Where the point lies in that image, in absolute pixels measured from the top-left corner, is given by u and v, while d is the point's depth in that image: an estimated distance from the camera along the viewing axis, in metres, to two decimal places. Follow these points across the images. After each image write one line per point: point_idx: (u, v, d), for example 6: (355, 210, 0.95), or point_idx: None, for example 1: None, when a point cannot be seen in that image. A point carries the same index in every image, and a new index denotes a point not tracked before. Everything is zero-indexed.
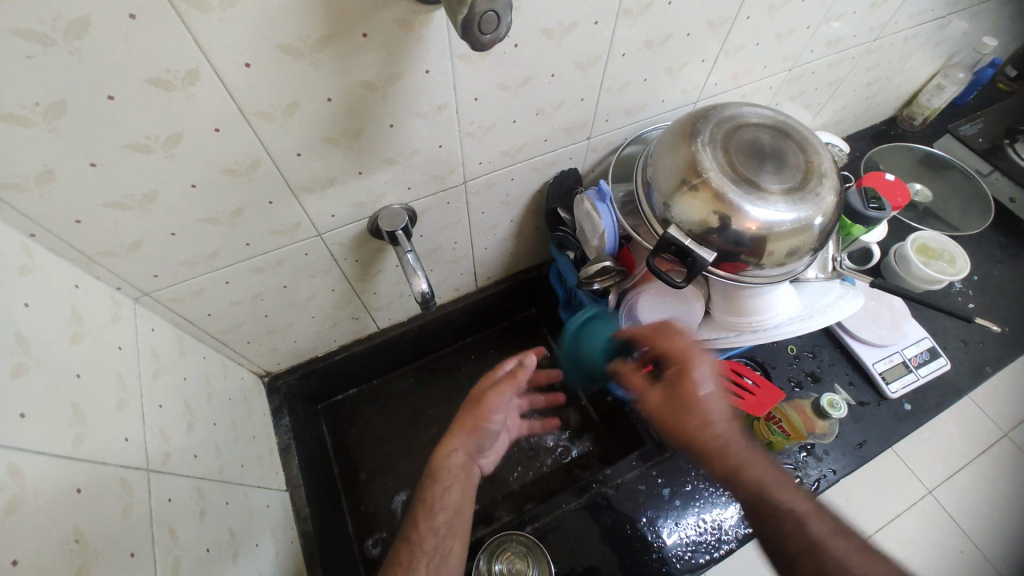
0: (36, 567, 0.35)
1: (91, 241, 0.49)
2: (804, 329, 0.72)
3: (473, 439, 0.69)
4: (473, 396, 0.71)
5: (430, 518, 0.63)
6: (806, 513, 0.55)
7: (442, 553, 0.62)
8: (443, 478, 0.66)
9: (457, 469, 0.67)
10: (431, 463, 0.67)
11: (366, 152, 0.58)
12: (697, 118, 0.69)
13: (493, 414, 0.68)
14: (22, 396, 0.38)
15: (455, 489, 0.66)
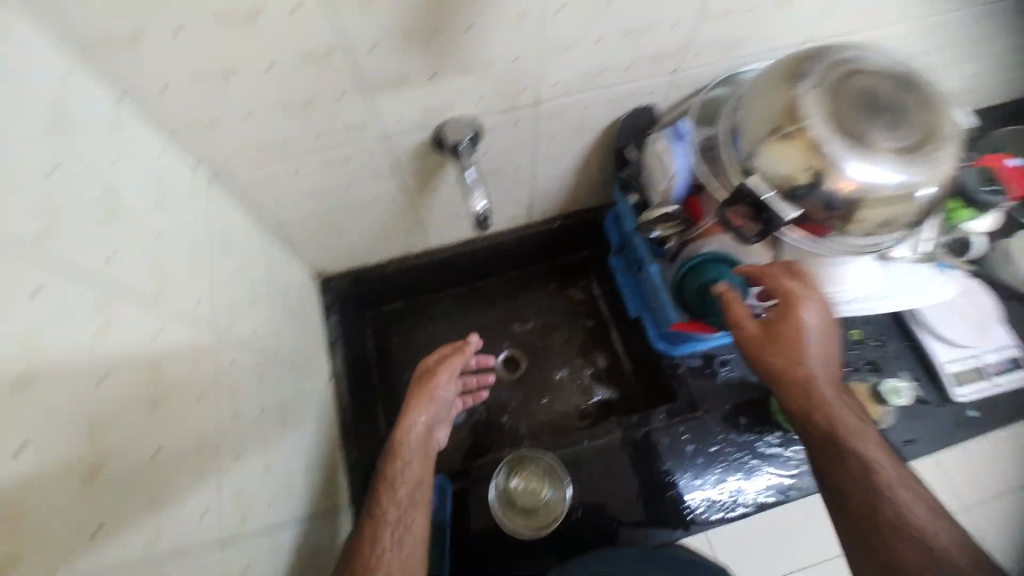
0: (120, 389, 0.39)
1: (176, 112, 0.52)
2: (873, 311, 0.70)
3: (432, 411, 0.72)
4: (422, 372, 0.75)
5: (393, 492, 0.65)
6: (884, 466, 0.52)
7: (404, 523, 0.64)
8: (403, 455, 0.68)
9: (411, 447, 0.69)
10: (391, 439, 0.70)
11: (440, 53, 0.55)
12: (807, 57, 0.60)
13: (445, 385, 0.74)
14: (112, 244, 0.42)
15: (413, 466, 0.68)
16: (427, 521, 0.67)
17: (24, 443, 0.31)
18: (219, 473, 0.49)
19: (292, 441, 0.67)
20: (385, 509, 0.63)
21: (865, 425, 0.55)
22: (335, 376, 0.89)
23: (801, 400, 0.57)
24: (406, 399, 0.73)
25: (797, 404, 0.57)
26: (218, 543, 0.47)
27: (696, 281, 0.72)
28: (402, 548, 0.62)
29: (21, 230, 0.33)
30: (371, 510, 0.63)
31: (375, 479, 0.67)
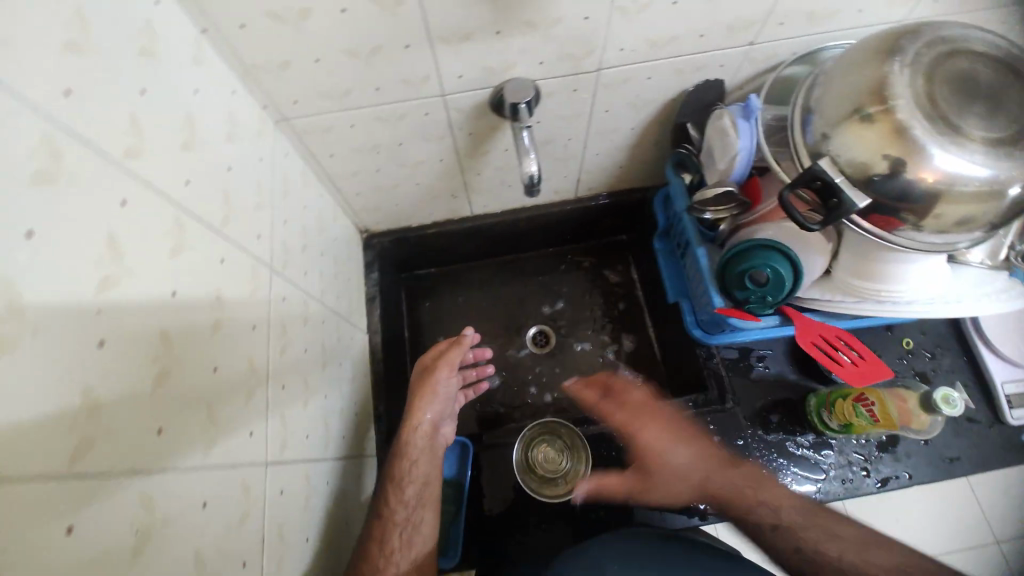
0: (188, 305, 0.40)
1: (250, 50, 0.53)
2: (937, 316, 0.65)
3: (435, 407, 0.73)
4: (421, 370, 0.75)
5: (401, 497, 0.66)
6: (779, 510, 0.57)
7: (412, 521, 0.66)
8: (409, 456, 0.69)
9: (416, 447, 0.70)
10: (399, 437, 0.70)
11: (509, 7, 0.54)
12: (904, 32, 0.56)
13: (445, 380, 0.74)
14: (188, 169, 0.43)
15: (419, 469, 0.69)
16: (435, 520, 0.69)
17: (104, 339, 0.32)
18: (269, 401, 0.51)
19: (331, 382, 0.69)
20: (392, 513, 0.64)
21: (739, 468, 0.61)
22: (371, 330, 0.91)
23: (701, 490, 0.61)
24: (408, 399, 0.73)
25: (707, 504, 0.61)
26: (263, 467, 0.48)
27: (737, 266, 0.67)
28: (411, 547, 0.64)
29: (112, 143, 0.35)
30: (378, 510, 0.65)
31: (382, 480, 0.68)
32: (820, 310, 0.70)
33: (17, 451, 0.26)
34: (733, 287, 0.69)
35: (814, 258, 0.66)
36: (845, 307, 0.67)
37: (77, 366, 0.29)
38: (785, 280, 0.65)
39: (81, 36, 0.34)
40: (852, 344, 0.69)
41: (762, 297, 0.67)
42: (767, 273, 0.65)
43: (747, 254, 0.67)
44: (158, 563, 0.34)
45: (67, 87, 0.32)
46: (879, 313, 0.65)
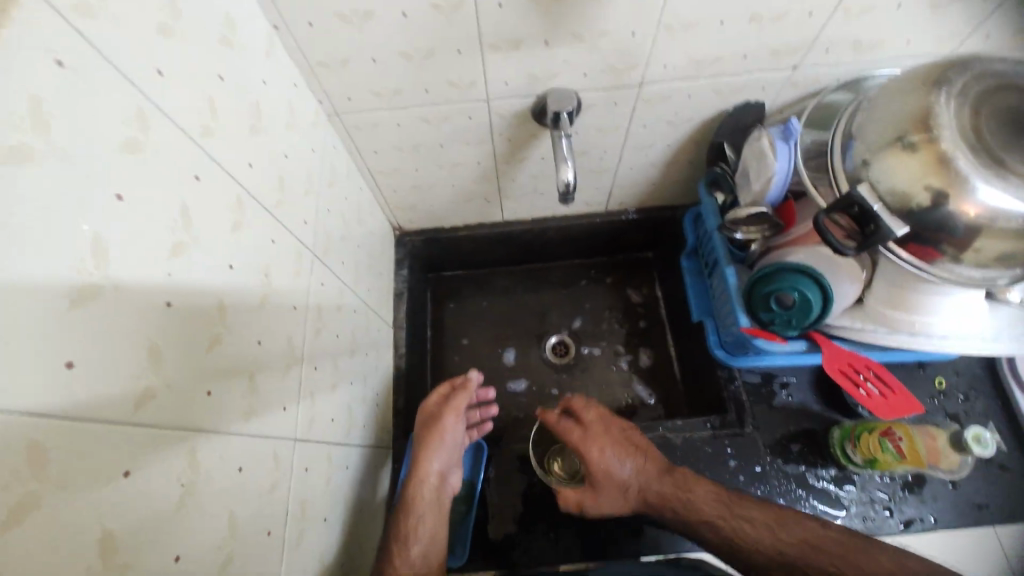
0: (243, 278, 0.43)
1: (314, 47, 0.56)
2: (971, 353, 0.64)
3: (443, 456, 0.74)
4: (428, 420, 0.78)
5: (409, 555, 0.65)
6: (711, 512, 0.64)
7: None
8: (417, 510, 0.69)
9: (423, 500, 0.70)
10: (409, 488, 0.71)
11: (560, 19, 0.56)
12: (953, 63, 0.55)
13: (452, 429, 0.77)
14: (251, 152, 0.46)
15: (426, 524, 0.69)
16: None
17: (170, 299, 0.34)
18: (301, 381, 0.53)
19: (357, 370, 0.71)
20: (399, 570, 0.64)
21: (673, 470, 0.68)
22: (396, 325, 0.93)
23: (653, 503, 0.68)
24: (415, 450, 0.75)
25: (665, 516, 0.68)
26: (292, 442, 0.49)
27: (763, 288, 0.68)
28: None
29: (191, 122, 0.38)
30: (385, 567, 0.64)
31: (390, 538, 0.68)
32: (850, 338, 0.69)
33: (93, 393, 0.28)
34: (760, 309, 0.69)
35: (846, 285, 0.65)
36: (875, 337, 0.66)
37: (147, 323, 0.32)
38: (813, 303, 0.65)
39: (173, 22, 0.37)
40: (879, 376, 0.67)
41: (789, 321, 0.67)
42: (794, 296, 0.65)
43: (775, 277, 0.67)
44: (197, 515, 0.36)
45: (159, 69, 0.35)
46: (910, 346, 0.65)
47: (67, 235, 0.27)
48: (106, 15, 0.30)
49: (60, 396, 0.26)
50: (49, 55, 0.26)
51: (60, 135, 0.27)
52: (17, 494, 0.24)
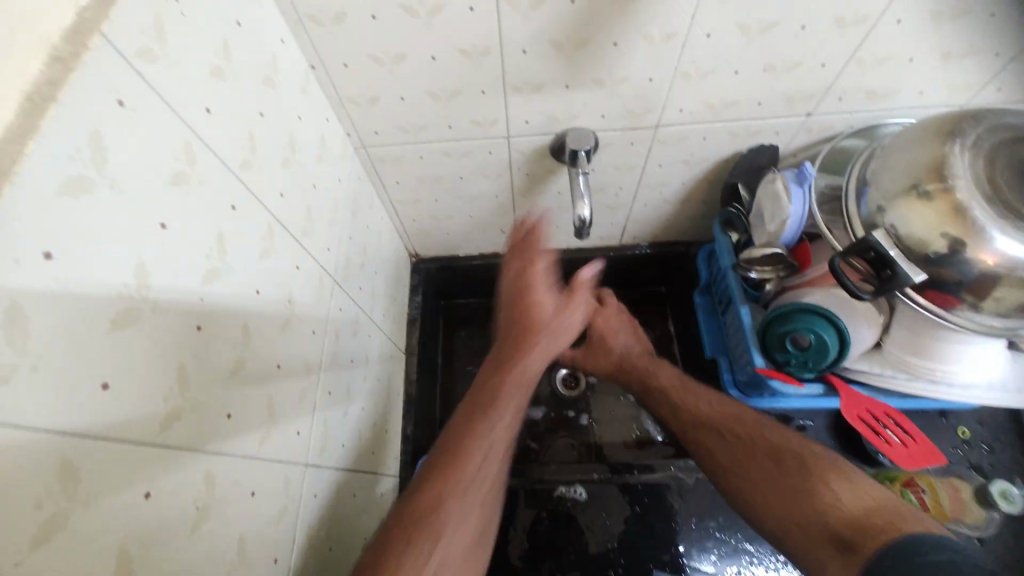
0: (269, 303, 0.44)
1: (347, 85, 0.59)
2: (996, 403, 0.62)
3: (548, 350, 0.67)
4: (540, 283, 0.69)
5: (475, 445, 0.57)
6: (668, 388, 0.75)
7: (465, 509, 0.54)
8: (512, 381, 0.63)
9: (518, 356, 0.64)
10: (499, 375, 0.63)
11: (582, 65, 0.59)
12: (966, 115, 0.56)
13: (563, 339, 0.70)
14: (283, 182, 0.49)
15: (505, 407, 0.61)
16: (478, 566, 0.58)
17: (201, 323, 0.35)
18: (315, 404, 0.53)
19: (369, 395, 0.72)
20: (446, 479, 0.54)
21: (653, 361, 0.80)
22: (408, 351, 0.94)
23: (636, 376, 0.79)
24: (520, 303, 0.67)
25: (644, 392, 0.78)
26: (303, 468, 0.50)
27: (779, 327, 0.67)
28: (437, 562, 0.50)
29: (231, 156, 0.40)
30: (418, 487, 0.54)
31: (449, 430, 0.59)
32: (869, 384, 0.68)
33: (126, 413, 0.29)
34: (776, 349, 0.69)
35: (864, 329, 0.65)
36: (896, 383, 0.65)
37: (178, 346, 0.33)
38: (829, 346, 0.64)
39: (223, 64, 0.40)
40: (901, 424, 0.65)
41: (805, 362, 0.66)
42: (811, 337, 0.64)
43: (791, 318, 0.66)
44: (209, 538, 0.36)
45: (207, 107, 0.37)
46: (931, 395, 0.63)
47: (113, 262, 0.28)
48: (166, 60, 0.33)
49: (93, 415, 0.27)
50: (112, 93, 0.29)
51: (116, 168, 0.29)
52: (44, 513, 0.24)
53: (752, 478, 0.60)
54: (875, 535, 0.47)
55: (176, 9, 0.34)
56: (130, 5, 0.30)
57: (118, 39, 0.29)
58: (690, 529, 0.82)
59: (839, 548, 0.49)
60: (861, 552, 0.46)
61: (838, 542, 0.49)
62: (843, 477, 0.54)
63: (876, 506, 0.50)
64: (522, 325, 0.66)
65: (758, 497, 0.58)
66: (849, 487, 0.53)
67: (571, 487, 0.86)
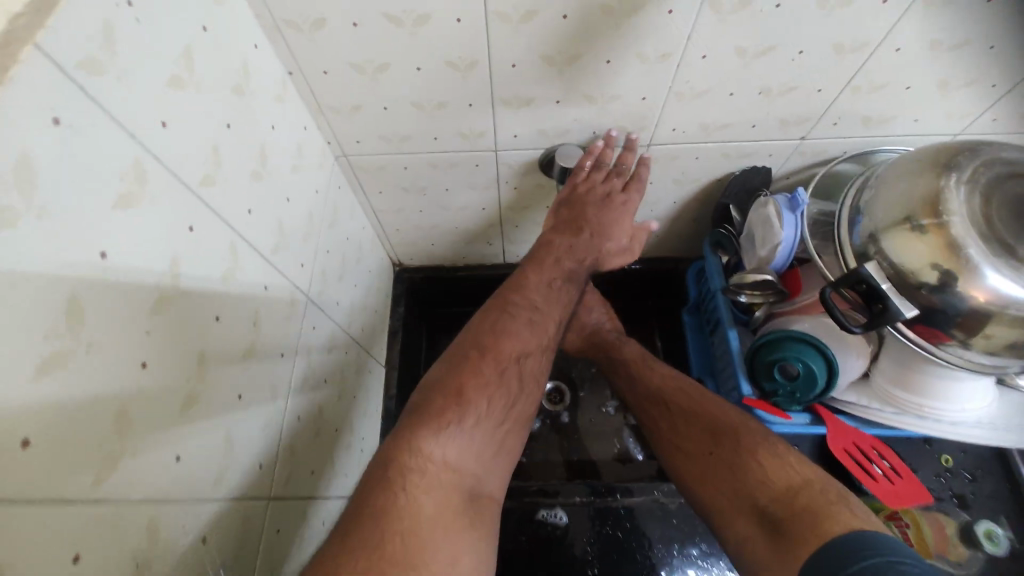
0: (230, 327, 0.42)
1: (327, 93, 0.56)
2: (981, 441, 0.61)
3: (582, 253, 0.68)
4: (600, 207, 0.67)
5: (510, 341, 0.59)
6: (631, 367, 0.81)
7: (501, 391, 0.57)
8: (551, 299, 0.64)
9: (554, 267, 0.66)
10: (520, 285, 0.65)
11: (574, 81, 0.57)
12: (962, 148, 0.55)
13: (610, 238, 0.70)
14: (252, 197, 0.46)
15: (539, 316, 0.62)
16: (518, 449, 0.60)
17: (145, 360, 0.32)
18: (281, 433, 0.51)
19: (342, 414, 0.69)
20: (481, 370, 0.56)
21: (623, 341, 0.86)
22: (388, 364, 0.91)
23: (609, 355, 0.85)
24: (576, 220, 0.67)
25: (615, 373, 0.83)
26: (265, 503, 0.47)
27: (768, 354, 0.66)
28: (466, 442, 0.53)
29: (191, 171, 0.37)
30: (457, 367, 0.56)
31: (484, 324, 0.61)
32: (855, 415, 0.67)
33: (53, 471, 0.26)
34: (763, 375, 0.67)
35: (852, 360, 0.64)
36: (881, 416, 0.64)
37: (121, 388, 0.30)
38: (817, 376, 0.63)
39: (185, 73, 0.37)
40: (884, 455, 0.65)
41: (791, 390, 0.65)
42: (800, 367, 0.63)
43: (778, 346, 0.65)
44: None
45: (163, 120, 0.34)
46: (917, 429, 0.62)
47: (34, 318, 0.25)
48: (116, 71, 0.30)
49: (10, 478, 0.24)
50: (46, 111, 0.26)
51: (47, 197, 0.26)
52: None
53: (697, 456, 0.66)
54: (801, 515, 0.53)
55: (131, 14, 0.31)
56: (73, 11, 0.27)
57: (59, 49, 0.26)
58: (672, 558, 0.80)
59: (769, 524, 0.55)
60: (789, 530, 0.53)
61: (768, 518, 0.56)
62: (775, 455, 0.60)
63: (804, 483, 0.56)
64: (575, 245, 0.67)
65: (698, 471, 0.65)
66: (779, 464, 0.59)
67: (552, 509, 0.84)
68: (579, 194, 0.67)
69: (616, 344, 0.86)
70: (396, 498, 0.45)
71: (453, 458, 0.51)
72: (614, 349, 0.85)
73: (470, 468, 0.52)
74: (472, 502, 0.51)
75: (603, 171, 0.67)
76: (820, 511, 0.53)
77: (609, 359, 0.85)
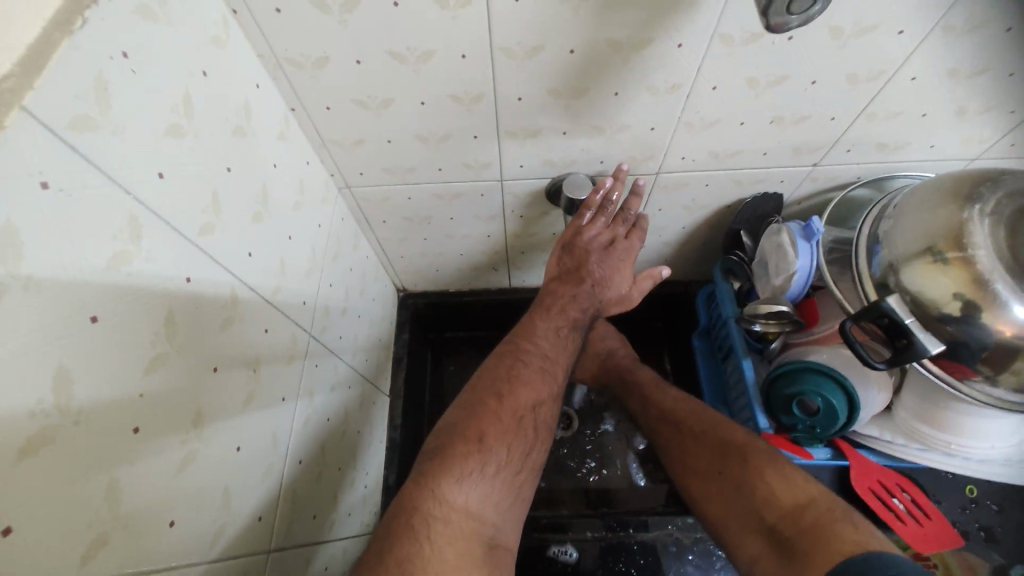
0: (228, 375, 0.41)
1: (330, 129, 0.56)
2: (997, 477, 0.61)
3: (586, 305, 0.65)
4: (601, 255, 0.65)
5: (525, 388, 0.57)
6: (642, 392, 0.79)
7: (519, 439, 0.55)
8: (559, 344, 0.62)
9: (561, 315, 0.64)
10: (532, 325, 0.63)
11: (581, 113, 0.55)
12: (984, 177, 0.54)
13: (612, 288, 0.67)
14: (251, 239, 0.44)
15: (550, 362, 0.60)
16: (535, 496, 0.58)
17: (138, 425, 0.32)
18: (282, 481, 0.49)
19: (346, 452, 0.67)
20: (497, 418, 0.54)
21: (636, 364, 0.84)
22: (392, 395, 0.89)
23: (621, 379, 0.83)
24: (577, 270, 0.65)
25: (628, 396, 0.81)
26: (265, 556, 0.46)
27: (785, 387, 0.64)
28: (486, 489, 0.51)
29: (189, 221, 0.36)
30: (473, 414, 0.54)
31: (496, 370, 0.59)
32: (878, 450, 0.65)
33: (35, 560, 0.25)
34: (781, 410, 0.65)
35: (874, 394, 0.62)
36: (906, 453, 0.63)
37: (107, 453, 0.29)
38: (838, 411, 0.61)
39: (183, 120, 0.36)
40: (910, 493, 0.62)
41: (813, 425, 0.63)
42: (819, 402, 0.61)
43: (796, 380, 0.63)
44: None
45: (159, 170, 0.33)
46: (941, 465, 0.61)
47: (24, 372, 0.25)
48: (110, 125, 0.29)
49: None
50: (33, 176, 0.25)
51: (35, 266, 0.25)
52: None
53: (706, 475, 0.64)
54: (809, 534, 0.51)
55: (126, 66, 0.30)
56: (65, 69, 0.26)
57: (47, 111, 0.25)
58: None
59: (778, 544, 0.53)
60: (797, 551, 0.51)
61: (778, 539, 0.54)
62: (780, 472, 0.57)
63: (809, 500, 0.54)
64: (578, 294, 0.65)
65: (710, 493, 0.63)
66: (783, 481, 0.56)
67: (562, 546, 0.82)
68: (581, 241, 0.65)
69: (630, 368, 0.84)
70: (418, 547, 0.44)
71: (474, 504, 0.50)
72: (626, 372, 0.84)
73: (490, 517, 0.51)
74: (491, 553, 0.49)
75: (604, 214, 0.65)
76: (826, 530, 0.50)
77: (621, 383, 0.83)
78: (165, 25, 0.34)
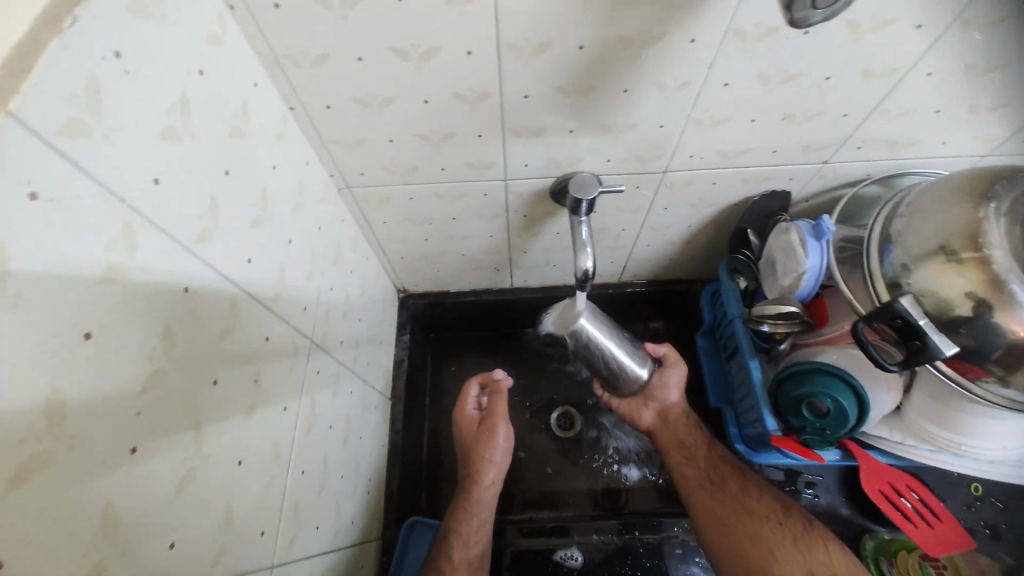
0: (228, 388, 0.39)
1: (330, 129, 0.54)
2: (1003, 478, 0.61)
3: (495, 457, 0.74)
4: (485, 437, 0.75)
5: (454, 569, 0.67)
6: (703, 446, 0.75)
7: None
8: (486, 466, 0.74)
9: (463, 507, 0.72)
10: (454, 513, 0.72)
11: (589, 111, 0.54)
12: (999, 175, 0.53)
13: (501, 433, 0.75)
14: (252, 245, 0.43)
15: (468, 540, 0.70)
16: None
17: (134, 446, 0.30)
18: (284, 494, 0.48)
19: (348, 461, 0.66)
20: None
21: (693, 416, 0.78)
22: (393, 398, 0.87)
23: (673, 429, 0.77)
24: (473, 456, 0.75)
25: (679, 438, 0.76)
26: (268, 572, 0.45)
27: (795, 389, 0.63)
28: None
29: (185, 228, 0.35)
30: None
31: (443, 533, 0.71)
32: (886, 451, 0.65)
33: None
34: (795, 412, 0.63)
35: (883, 395, 0.61)
36: (914, 453, 0.62)
37: (104, 478, 0.28)
38: (848, 413, 0.60)
39: (178, 121, 0.34)
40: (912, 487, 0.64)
41: (820, 427, 0.62)
42: (829, 404, 0.60)
43: (808, 381, 0.62)
44: None
45: (155, 176, 0.32)
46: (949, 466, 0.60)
47: (12, 395, 0.23)
48: (100, 129, 0.28)
49: None
50: (22, 187, 0.23)
51: (23, 280, 0.23)
52: None
53: (762, 521, 0.65)
54: None
55: (119, 66, 0.29)
56: (56, 72, 0.24)
57: (35, 117, 0.24)
58: None
59: None
60: None
61: None
62: (838, 547, 0.62)
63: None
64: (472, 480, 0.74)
65: (758, 534, 0.64)
66: (842, 555, 0.60)
67: (568, 550, 0.82)
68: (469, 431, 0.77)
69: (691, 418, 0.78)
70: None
71: None
72: (682, 420, 0.77)
73: None
74: None
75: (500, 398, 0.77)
76: None
77: (674, 426, 0.77)
78: (158, 22, 0.32)
